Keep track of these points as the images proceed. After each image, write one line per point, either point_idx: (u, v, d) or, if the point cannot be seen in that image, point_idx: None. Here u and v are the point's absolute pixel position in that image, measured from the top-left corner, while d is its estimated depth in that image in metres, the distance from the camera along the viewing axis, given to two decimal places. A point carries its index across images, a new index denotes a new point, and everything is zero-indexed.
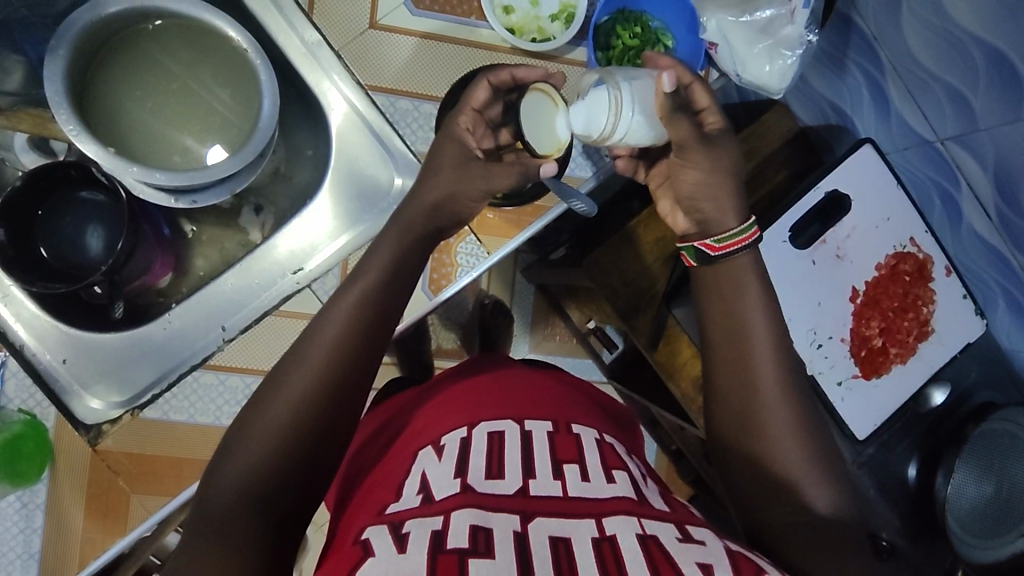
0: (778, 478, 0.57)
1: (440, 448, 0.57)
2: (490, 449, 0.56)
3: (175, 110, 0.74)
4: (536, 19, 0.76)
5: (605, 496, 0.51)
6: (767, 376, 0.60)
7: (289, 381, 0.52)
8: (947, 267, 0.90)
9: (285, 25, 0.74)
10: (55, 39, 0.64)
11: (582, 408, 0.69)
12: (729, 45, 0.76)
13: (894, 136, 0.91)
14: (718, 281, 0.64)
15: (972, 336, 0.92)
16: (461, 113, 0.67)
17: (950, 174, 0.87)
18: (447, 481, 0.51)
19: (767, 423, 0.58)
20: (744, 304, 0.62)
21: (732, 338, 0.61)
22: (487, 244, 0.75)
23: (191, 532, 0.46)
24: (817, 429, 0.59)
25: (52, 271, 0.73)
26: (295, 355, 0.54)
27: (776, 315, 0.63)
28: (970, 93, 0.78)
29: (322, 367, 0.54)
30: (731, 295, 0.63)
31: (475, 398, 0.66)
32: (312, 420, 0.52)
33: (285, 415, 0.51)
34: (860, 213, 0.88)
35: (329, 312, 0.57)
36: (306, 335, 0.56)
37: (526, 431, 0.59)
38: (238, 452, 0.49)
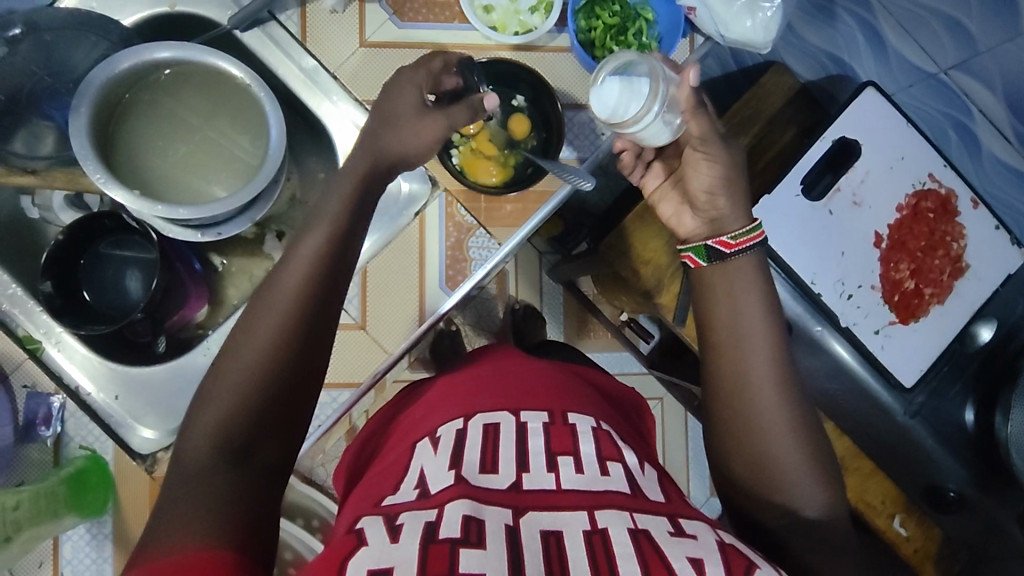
0: (773, 479, 0.59)
1: (435, 440, 0.59)
2: (484, 444, 0.56)
3: (196, 158, 0.77)
4: (516, 13, 0.77)
5: (599, 489, 0.52)
6: (762, 371, 0.61)
7: (259, 327, 0.53)
8: (973, 199, 0.87)
9: (282, 56, 0.78)
10: (76, 99, 0.68)
11: (580, 394, 0.69)
12: (708, 9, 0.75)
13: (896, 74, 0.88)
14: (724, 280, 0.65)
15: (1012, 267, 0.89)
16: (404, 84, 0.65)
17: (960, 105, 0.86)
18: (442, 473, 0.52)
19: (763, 427, 0.59)
20: (743, 297, 0.64)
21: (732, 337, 0.63)
22: (497, 236, 0.77)
23: (168, 477, 0.48)
24: (814, 433, 0.61)
25: (98, 316, 0.78)
26: (262, 299, 0.54)
27: (776, 312, 0.64)
28: (965, 17, 0.80)
29: (291, 309, 0.53)
30: (724, 289, 0.65)
31: (473, 392, 0.66)
32: (281, 363, 0.52)
33: (257, 360, 0.51)
34: (872, 155, 0.86)
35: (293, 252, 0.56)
36: (270, 278, 0.55)
37: (520, 422, 0.60)
38: (213, 393, 0.51)
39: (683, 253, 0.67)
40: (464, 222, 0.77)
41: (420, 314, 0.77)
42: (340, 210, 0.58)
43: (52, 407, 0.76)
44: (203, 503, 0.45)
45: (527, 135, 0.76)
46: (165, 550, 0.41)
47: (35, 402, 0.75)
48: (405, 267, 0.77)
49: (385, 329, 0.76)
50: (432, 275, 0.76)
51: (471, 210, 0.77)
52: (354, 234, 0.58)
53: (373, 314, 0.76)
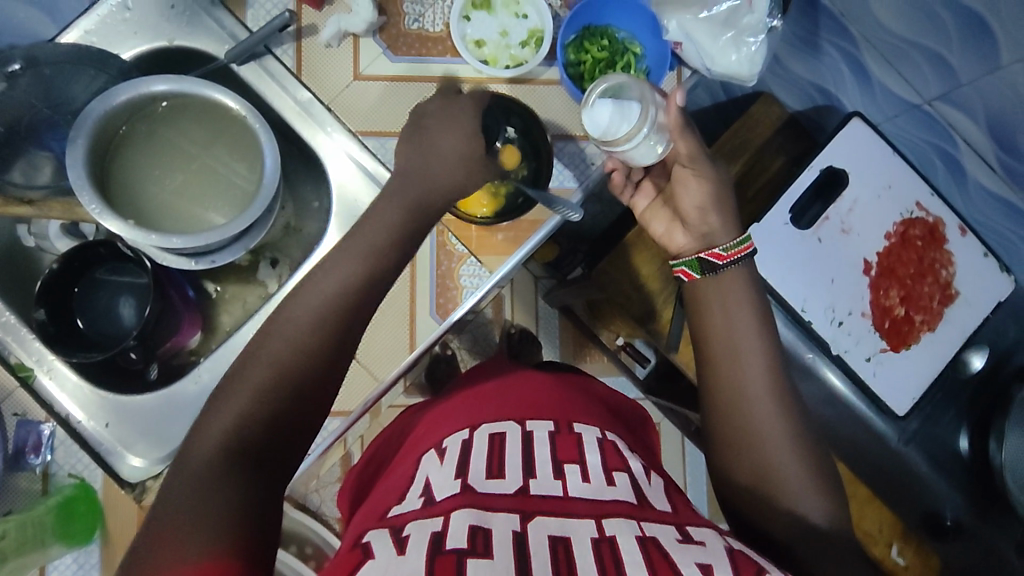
0: (778, 486, 0.58)
1: (442, 450, 0.59)
2: (490, 450, 0.57)
3: (192, 185, 0.78)
4: (507, 47, 0.78)
5: (605, 498, 0.51)
6: (758, 381, 0.62)
7: (277, 343, 0.56)
8: (960, 226, 0.88)
9: (278, 89, 0.79)
10: (73, 130, 0.69)
11: (583, 404, 0.70)
12: (694, 42, 0.77)
13: (881, 105, 0.89)
14: (721, 290, 0.66)
15: (1002, 294, 0.89)
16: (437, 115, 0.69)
17: (944, 135, 0.85)
18: (449, 482, 0.52)
19: (763, 438, 0.60)
20: (735, 314, 0.64)
21: (727, 347, 0.63)
22: (488, 263, 0.77)
23: (172, 483, 0.48)
24: (809, 443, 0.61)
25: (91, 343, 0.79)
26: (282, 322, 0.58)
27: (769, 324, 0.65)
28: (946, 52, 0.78)
29: (310, 326, 0.57)
30: (715, 304, 0.65)
31: (478, 406, 0.67)
32: (296, 383, 0.55)
33: (270, 374, 0.55)
34: (860, 185, 0.87)
35: (322, 278, 0.60)
36: (289, 303, 0.59)
37: (527, 431, 0.60)
38: (227, 405, 0.53)
39: (677, 267, 0.69)
40: (455, 250, 0.78)
41: (412, 343, 0.77)
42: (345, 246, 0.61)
43: (42, 434, 0.75)
44: (215, 507, 0.46)
45: (518, 163, 0.74)
46: (171, 547, 0.43)
47: (26, 429, 0.75)
48: (396, 294, 0.76)
49: (376, 359, 0.76)
50: (423, 303, 0.77)
51: (462, 238, 0.77)
52: (372, 261, 0.62)
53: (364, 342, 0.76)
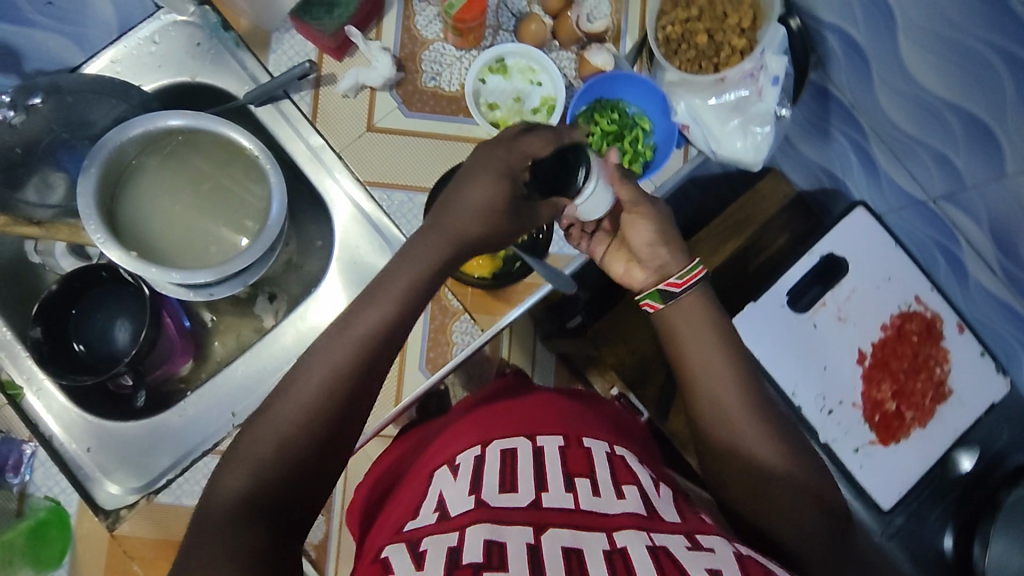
0: (777, 498, 0.57)
1: (454, 467, 0.59)
2: (502, 467, 0.56)
3: (202, 211, 0.80)
4: (519, 112, 0.80)
5: (615, 511, 0.51)
6: (733, 397, 0.61)
7: (317, 369, 0.54)
8: (959, 324, 0.87)
9: (292, 132, 0.80)
10: (87, 159, 0.71)
11: (597, 424, 0.69)
12: (701, 125, 0.79)
13: (887, 198, 0.89)
14: (681, 314, 0.65)
15: (996, 396, 0.88)
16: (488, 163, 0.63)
17: (948, 232, 0.85)
18: (462, 498, 0.52)
19: (757, 454, 0.59)
20: (716, 338, 0.64)
21: (704, 368, 0.63)
22: (480, 322, 0.78)
23: (199, 519, 0.48)
24: (803, 452, 0.60)
25: (83, 364, 0.80)
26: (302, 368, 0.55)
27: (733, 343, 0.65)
28: (951, 154, 0.76)
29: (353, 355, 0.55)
30: (695, 327, 0.64)
31: (491, 422, 0.66)
32: (329, 417, 0.53)
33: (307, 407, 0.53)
34: (860, 274, 0.88)
35: (345, 324, 0.57)
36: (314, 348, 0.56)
37: (537, 447, 0.60)
38: (244, 451, 0.51)
39: (640, 300, 0.68)
40: (450, 306, 0.78)
41: (397, 398, 0.77)
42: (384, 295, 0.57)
43: (23, 454, 0.77)
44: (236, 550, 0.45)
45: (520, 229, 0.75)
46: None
47: (7, 448, 0.76)
48: None
49: None
50: (412, 357, 0.77)
51: (458, 294, 0.77)
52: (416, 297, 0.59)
53: None
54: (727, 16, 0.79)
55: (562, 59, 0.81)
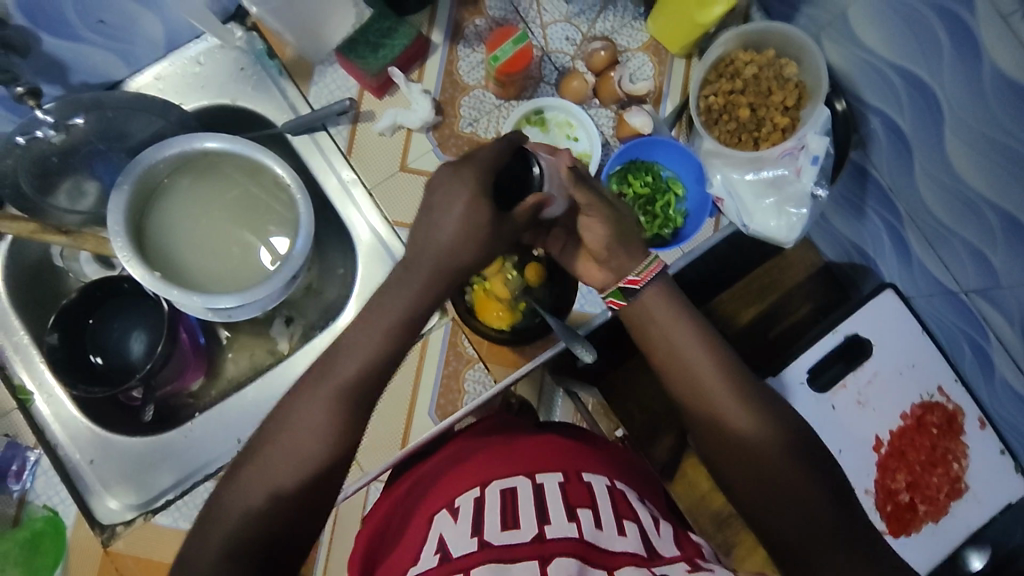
0: (769, 466, 0.58)
1: (455, 508, 0.57)
2: (503, 505, 0.55)
3: (229, 228, 0.79)
4: None
5: (616, 549, 0.51)
6: (709, 384, 0.61)
7: (309, 397, 0.54)
8: (980, 420, 0.85)
9: (325, 164, 0.81)
10: (121, 175, 0.73)
11: (598, 452, 0.68)
12: (736, 199, 0.78)
13: (917, 282, 0.87)
14: (640, 311, 0.65)
15: (1013, 496, 0.85)
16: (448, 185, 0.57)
17: (977, 325, 0.82)
18: (464, 539, 0.52)
19: (739, 439, 0.59)
20: (684, 317, 0.64)
21: (671, 361, 0.63)
22: (495, 372, 0.77)
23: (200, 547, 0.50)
24: (777, 414, 0.60)
25: (95, 374, 0.80)
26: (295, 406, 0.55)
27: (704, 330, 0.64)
28: (988, 249, 0.74)
29: (344, 380, 0.55)
30: (662, 309, 0.64)
31: (486, 455, 0.64)
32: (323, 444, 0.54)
33: (298, 434, 0.53)
34: (882, 357, 0.86)
35: (350, 348, 0.56)
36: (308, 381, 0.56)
37: (537, 484, 0.58)
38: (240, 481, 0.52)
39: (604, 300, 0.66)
40: (465, 352, 0.77)
41: (404, 441, 0.76)
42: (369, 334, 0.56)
43: (26, 461, 0.76)
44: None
45: (541, 284, 0.75)
46: None
47: (12, 453, 0.75)
48: (399, 388, 0.76)
49: (366, 450, 0.76)
50: (424, 402, 0.76)
51: (474, 342, 0.77)
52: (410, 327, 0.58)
53: None
54: (771, 92, 0.78)
55: (601, 117, 0.81)
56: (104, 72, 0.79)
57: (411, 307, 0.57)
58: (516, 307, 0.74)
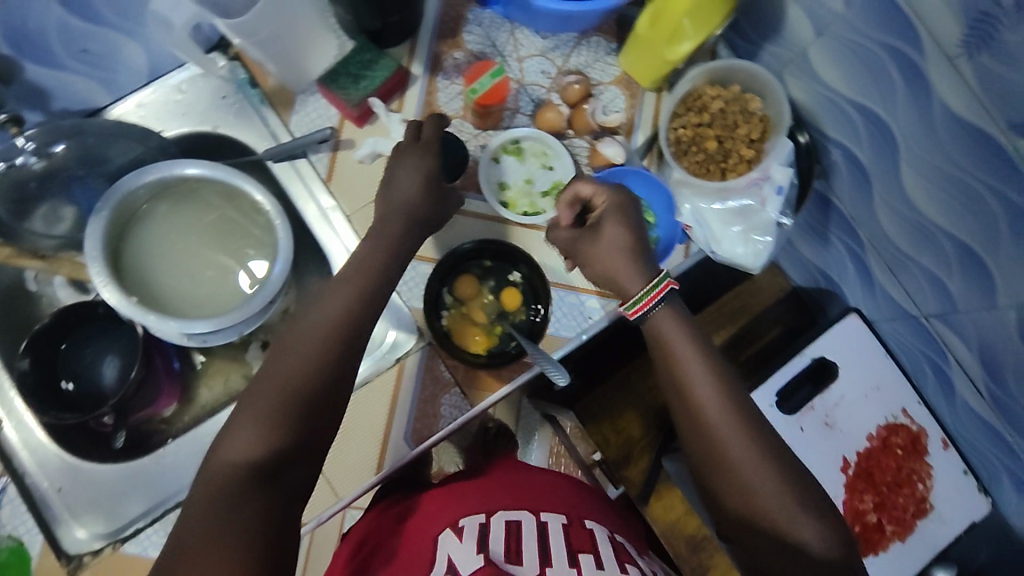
0: (758, 509, 0.61)
1: (458, 530, 0.60)
2: (507, 537, 0.58)
3: (208, 251, 0.80)
4: (528, 194, 0.82)
5: None
6: (719, 417, 0.63)
7: (294, 346, 0.58)
8: (943, 440, 0.88)
9: (305, 191, 0.83)
10: (101, 201, 0.73)
11: (598, 508, 0.71)
12: (704, 227, 0.81)
13: (880, 306, 0.91)
14: (653, 337, 0.68)
15: (977, 516, 0.88)
16: (405, 166, 0.69)
17: (938, 348, 0.85)
18: (471, 559, 0.54)
19: (740, 472, 0.61)
20: (695, 350, 0.66)
21: (677, 391, 0.65)
22: (470, 397, 0.77)
23: (200, 492, 0.52)
24: (775, 451, 0.63)
25: (67, 401, 0.79)
26: (264, 386, 0.56)
27: (713, 358, 0.66)
28: (945, 276, 0.78)
29: (328, 325, 0.59)
30: (677, 339, 0.66)
31: (491, 488, 0.68)
32: (315, 377, 0.56)
33: (288, 374, 0.56)
34: (848, 379, 0.89)
35: (328, 293, 0.61)
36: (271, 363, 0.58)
37: (540, 522, 0.62)
38: (237, 425, 0.55)
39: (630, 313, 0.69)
40: (441, 377, 0.78)
41: (379, 464, 0.76)
42: (345, 286, 0.61)
43: None
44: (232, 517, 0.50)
45: (518, 308, 0.77)
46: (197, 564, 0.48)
47: None
48: (374, 409, 0.77)
49: (340, 473, 0.75)
50: (399, 425, 0.77)
51: (450, 366, 0.77)
52: (381, 273, 0.63)
53: (332, 456, 0.75)
54: (737, 126, 0.82)
55: (576, 147, 0.84)
56: (86, 98, 0.79)
57: (380, 262, 0.64)
58: (491, 331, 0.76)
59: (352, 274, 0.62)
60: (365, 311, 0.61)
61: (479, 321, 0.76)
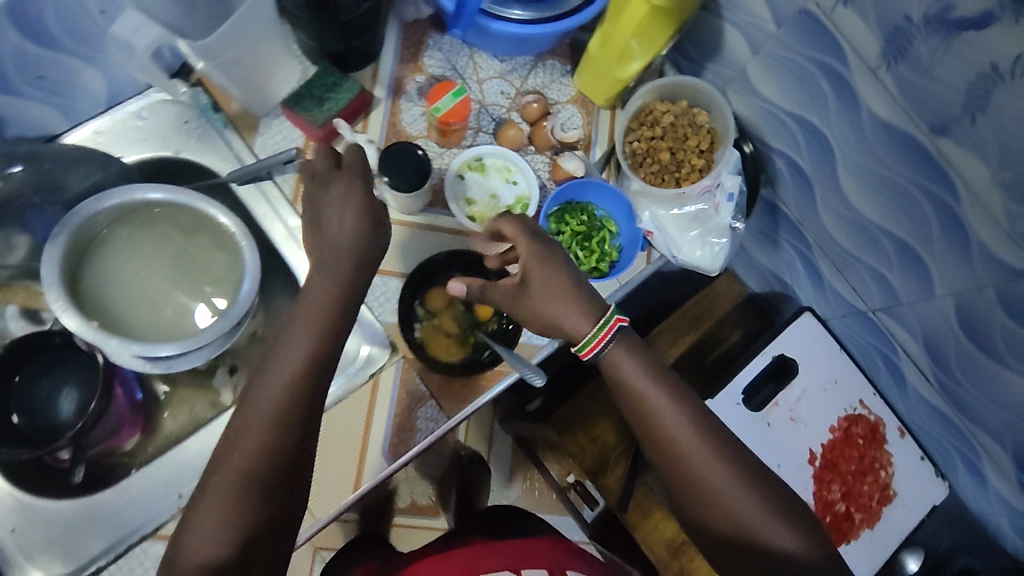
0: (739, 527, 0.66)
1: None
2: None
3: (169, 280, 0.78)
4: (495, 209, 0.84)
5: None
6: (692, 449, 0.67)
7: (257, 407, 0.59)
8: (899, 428, 0.93)
9: (270, 211, 0.83)
10: (58, 227, 0.71)
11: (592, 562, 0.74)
12: (664, 233, 0.85)
13: (831, 304, 0.96)
14: (612, 378, 0.69)
15: (937, 499, 0.93)
16: (341, 192, 0.66)
17: (886, 341, 0.91)
18: None
19: (715, 498, 0.66)
20: (659, 386, 0.68)
21: (645, 428, 0.68)
22: (447, 409, 0.77)
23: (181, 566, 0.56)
24: (745, 467, 0.68)
25: (20, 436, 0.75)
26: (230, 446, 0.59)
27: (677, 391, 0.69)
28: (887, 273, 0.83)
29: (290, 379, 0.60)
30: (638, 380, 0.68)
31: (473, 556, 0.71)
32: (279, 437, 0.59)
33: (252, 439, 0.58)
34: (808, 375, 0.93)
35: (284, 343, 0.62)
36: (238, 417, 0.60)
37: None
38: (208, 496, 0.57)
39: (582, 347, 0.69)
40: (417, 390, 0.78)
41: (358, 480, 0.75)
42: (301, 330, 0.62)
43: None
44: None
45: (491, 316, 0.78)
46: None
47: None
48: (354, 425, 0.77)
49: None
50: (378, 440, 0.77)
51: (425, 378, 0.77)
52: (334, 306, 0.63)
53: None
54: (687, 138, 0.86)
55: (537, 162, 0.87)
56: (42, 125, 0.79)
57: (330, 293, 0.63)
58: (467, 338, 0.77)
59: (304, 312, 0.62)
60: (325, 353, 0.62)
61: (454, 330, 0.77)
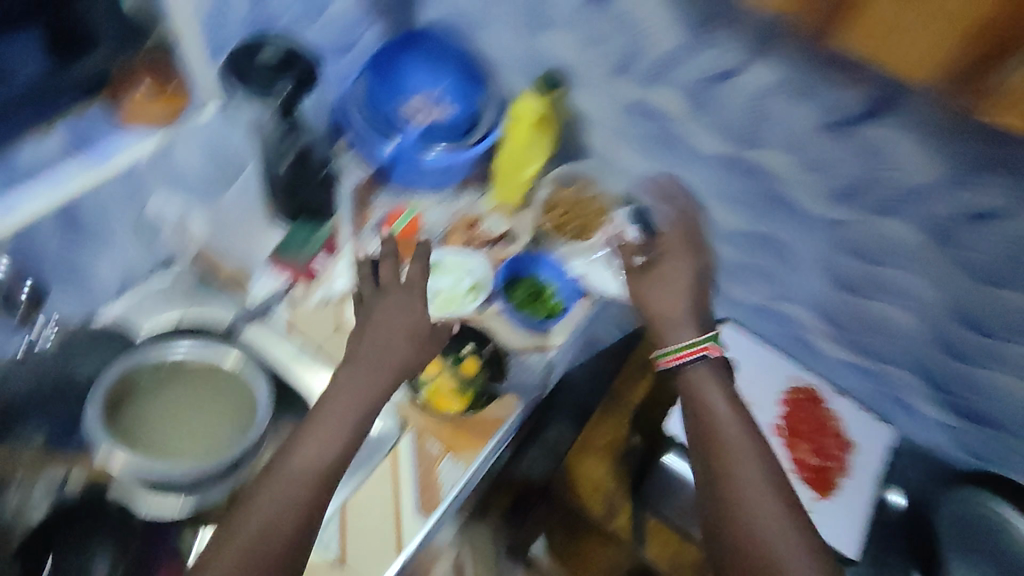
0: (760, 547, 0.67)
1: None
2: None
3: (192, 415, 0.85)
4: (456, 294, 1.01)
5: None
6: (742, 464, 0.73)
7: (264, 492, 0.67)
8: (834, 391, 1.10)
9: (270, 342, 0.94)
10: (96, 384, 0.82)
11: None
12: (593, 275, 1.04)
13: (742, 312, 1.19)
14: (688, 384, 0.82)
15: (892, 441, 1.07)
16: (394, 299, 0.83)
17: (792, 324, 1.15)
18: None
19: (748, 521, 0.69)
20: (719, 401, 0.79)
21: (705, 443, 0.77)
22: (463, 459, 0.87)
23: None
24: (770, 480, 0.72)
25: None
26: (233, 526, 0.65)
27: (741, 410, 0.79)
28: (768, 266, 1.09)
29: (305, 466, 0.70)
30: (708, 394, 0.80)
31: None
32: (286, 519, 0.66)
33: (256, 520, 0.65)
34: (746, 368, 1.11)
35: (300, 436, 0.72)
36: (243, 502, 0.68)
37: None
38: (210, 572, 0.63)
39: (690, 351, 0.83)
40: (432, 451, 0.88)
41: (399, 543, 0.80)
42: (324, 423, 0.73)
43: None
44: None
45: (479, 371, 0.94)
46: None
47: None
48: (382, 495, 0.84)
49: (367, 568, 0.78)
50: (408, 503, 0.83)
51: (437, 440, 0.88)
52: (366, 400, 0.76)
53: (354, 547, 0.80)
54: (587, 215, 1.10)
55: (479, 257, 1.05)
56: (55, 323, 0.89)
57: (364, 390, 0.76)
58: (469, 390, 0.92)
59: (328, 405, 0.75)
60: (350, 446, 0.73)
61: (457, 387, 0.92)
